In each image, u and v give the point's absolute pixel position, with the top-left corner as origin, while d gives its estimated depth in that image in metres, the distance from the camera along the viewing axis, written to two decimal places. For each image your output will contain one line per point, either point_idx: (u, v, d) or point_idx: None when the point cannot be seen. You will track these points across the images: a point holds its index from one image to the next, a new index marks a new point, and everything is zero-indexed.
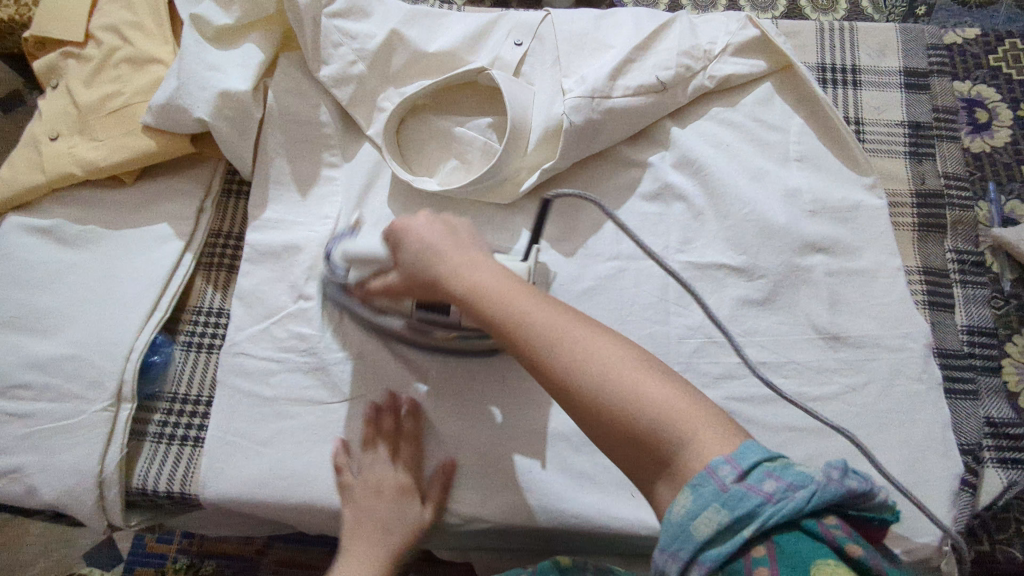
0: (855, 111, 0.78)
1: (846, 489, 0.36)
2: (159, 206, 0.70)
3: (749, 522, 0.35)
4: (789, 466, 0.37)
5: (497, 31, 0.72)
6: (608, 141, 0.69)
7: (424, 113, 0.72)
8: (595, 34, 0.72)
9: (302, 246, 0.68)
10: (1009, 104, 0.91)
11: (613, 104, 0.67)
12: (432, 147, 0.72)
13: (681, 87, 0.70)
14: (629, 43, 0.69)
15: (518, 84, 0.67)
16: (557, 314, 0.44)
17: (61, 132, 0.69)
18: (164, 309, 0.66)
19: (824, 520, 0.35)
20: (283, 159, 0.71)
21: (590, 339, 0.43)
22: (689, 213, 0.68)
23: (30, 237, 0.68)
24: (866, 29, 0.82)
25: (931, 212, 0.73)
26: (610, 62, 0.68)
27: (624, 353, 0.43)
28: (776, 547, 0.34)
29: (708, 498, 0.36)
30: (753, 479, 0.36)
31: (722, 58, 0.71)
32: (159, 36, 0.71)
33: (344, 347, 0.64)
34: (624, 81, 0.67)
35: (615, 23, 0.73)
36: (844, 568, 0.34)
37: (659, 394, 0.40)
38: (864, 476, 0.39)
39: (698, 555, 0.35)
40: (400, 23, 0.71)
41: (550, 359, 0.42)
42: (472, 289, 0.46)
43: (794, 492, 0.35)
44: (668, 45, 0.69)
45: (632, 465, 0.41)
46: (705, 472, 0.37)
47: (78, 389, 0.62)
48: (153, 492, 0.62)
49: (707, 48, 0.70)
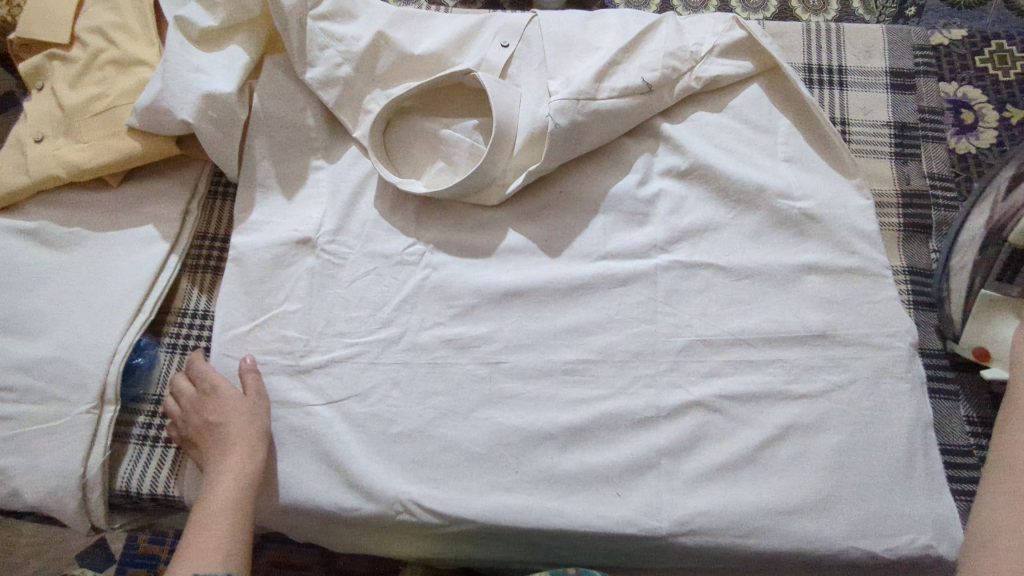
0: (841, 112, 0.78)
1: None
2: (144, 206, 0.70)
3: None
4: None
5: (484, 32, 0.72)
6: (594, 142, 0.69)
7: (412, 115, 0.72)
8: (582, 35, 0.72)
9: (289, 247, 0.68)
10: (995, 105, 0.90)
11: (598, 105, 0.66)
12: (419, 148, 0.72)
13: (668, 88, 0.70)
14: (617, 44, 0.69)
15: (504, 87, 0.68)
16: None
17: (46, 133, 0.69)
18: (148, 311, 0.66)
19: None
20: (268, 161, 0.71)
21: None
22: (674, 215, 0.68)
23: (14, 239, 0.68)
24: (853, 30, 0.82)
25: (917, 212, 0.74)
26: (595, 65, 0.67)
27: None
28: None
29: None
30: None
31: (710, 59, 0.70)
32: (145, 38, 0.71)
33: (329, 350, 0.65)
34: (610, 82, 0.67)
35: (603, 23, 0.73)
36: None
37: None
38: None
39: None
40: (387, 25, 0.71)
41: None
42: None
43: None
44: (654, 47, 0.69)
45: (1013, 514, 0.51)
46: None
47: (62, 391, 0.62)
48: (137, 494, 0.62)
49: (694, 48, 0.70)
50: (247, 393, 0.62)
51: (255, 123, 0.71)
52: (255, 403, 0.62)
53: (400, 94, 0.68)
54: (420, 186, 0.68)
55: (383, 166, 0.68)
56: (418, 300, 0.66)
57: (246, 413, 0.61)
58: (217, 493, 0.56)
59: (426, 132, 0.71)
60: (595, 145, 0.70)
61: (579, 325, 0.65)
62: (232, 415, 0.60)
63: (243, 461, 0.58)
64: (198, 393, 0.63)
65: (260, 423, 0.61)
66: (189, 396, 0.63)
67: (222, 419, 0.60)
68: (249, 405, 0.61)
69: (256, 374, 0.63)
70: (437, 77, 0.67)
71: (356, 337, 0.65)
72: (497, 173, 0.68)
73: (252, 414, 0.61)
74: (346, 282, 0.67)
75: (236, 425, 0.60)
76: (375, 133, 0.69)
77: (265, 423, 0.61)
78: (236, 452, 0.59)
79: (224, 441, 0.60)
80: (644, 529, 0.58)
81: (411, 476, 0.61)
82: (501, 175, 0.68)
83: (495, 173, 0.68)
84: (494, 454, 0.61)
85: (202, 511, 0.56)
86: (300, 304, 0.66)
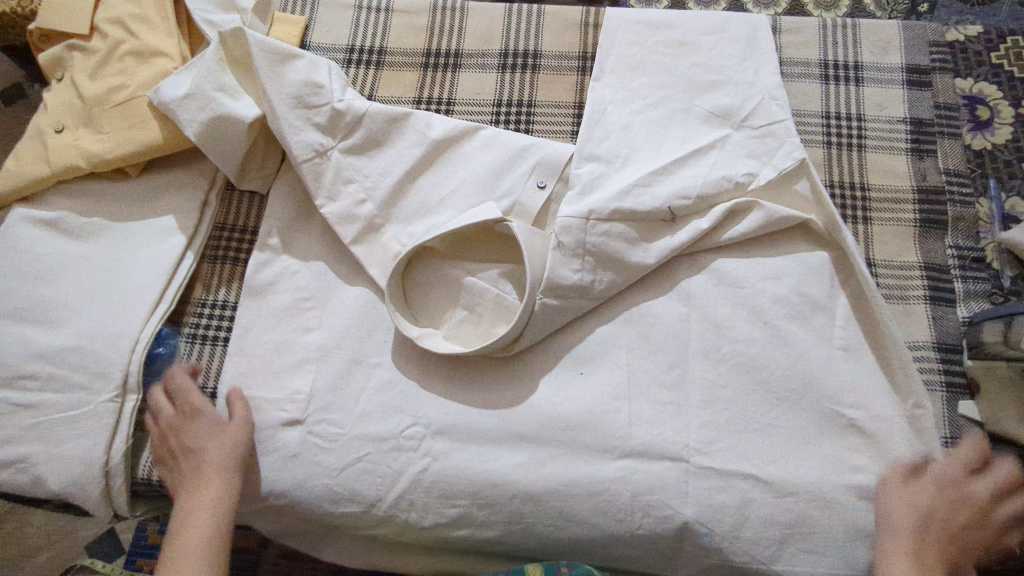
0: (857, 108, 0.78)
1: None
2: (163, 198, 0.71)
3: None
4: None
5: (524, 162, 0.67)
6: (612, 287, 0.62)
7: (435, 258, 0.66)
8: (626, 129, 0.68)
9: (310, 244, 0.69)
10: (1011, 101, 0.90)
11: (610, 227, 0.62)
12: (440, 295, 0.65)
13: (704, 210, 0.64)
14: (650, 164, 0.65)
15: (529, 233, 0.62)
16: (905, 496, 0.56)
17: (66, 124, 0.70)
18: (167, 303, 0.66)
19: None
20: (290, 218, 0.70)
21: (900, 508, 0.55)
22: (703, 270, 0.64)
23: (35, 229, 0.68)
24: (869, 26, 0.82)
25: (933, 209, 0.74)
26: (619, 184, 0.63)
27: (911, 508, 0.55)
28: None
29: None
30: None
31: (761, 197, 0.65)
32: (165, 30, 0.72)
33: (346, 341, 0.65)
34: (655, 189, 0.63)
35: (654, 115, 0.69)
36: None
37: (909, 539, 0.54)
38: None
39: None
40: (407, 118, 0.68)
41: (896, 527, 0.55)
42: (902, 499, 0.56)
43: None
44: (707, 165, 0.64)
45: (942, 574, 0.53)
46: None
47: (84, 379, 0.62)
48: (158, 482, 0.63)
49: (741, 180, 0.64)
50: (210, 420, 0.61)
51: (284, 170, 0.71)
52: (237, 428, 0.61)
53: (425, 241, 0.62)
54: (442, 344, 0.62)
55: (401, 317, 0.62)
56: (431, 292, 0.66)
57: (224, 432, 0.60)
58: (193, 528, 0.56)
59: (447, 281, 0.65)
60: (614, 291, 0.63)
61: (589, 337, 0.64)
62: (212, 446, 0.59)
63: (225, 487, 0.58)
64: (169, 414, 0.63)
65: (243, 437, 0.60)
66: (167, 406, 0.63)
67: (206, 443, 0.60)
68: (229, 436, 0.60)
69: (245, 402, 0.62)
70: (469, 224, 0.61)
71: (373, 329, 0.65)
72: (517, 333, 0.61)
73: (229, 438, 0.60)
74: (363, 277, 0.67)
75: (212, 449, 0.59)
76: (394, 285, 0.63)
77: (232, 439, 0.60)
78: (214, 479, 0.58)
79: (203, 467, 0.59)
80: (662, 520, 0.57)
81: (427, 466, 0.60)
82: (528, 337, 0.62)
83: (515, 333, 0.61)
84: (511, 445, 0.60)
85: (177, 547, 0.55)
86: (314, 299, 0.66)
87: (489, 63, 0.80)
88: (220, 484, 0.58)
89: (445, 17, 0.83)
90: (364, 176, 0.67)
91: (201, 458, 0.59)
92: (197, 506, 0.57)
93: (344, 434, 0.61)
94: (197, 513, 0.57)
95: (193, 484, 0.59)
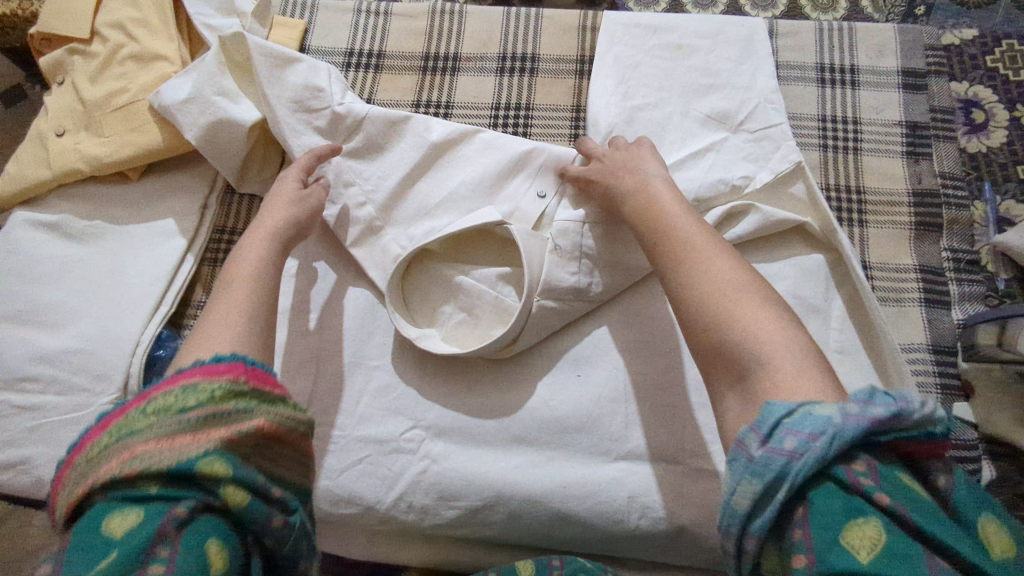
0: (853, 111, 0.79)
1: (871, 419, 0.35)
2: (164, 201, 0.71)
3: (781, 484, 0.35)
4: (809, 413, 0.37)
5: (523, 170, 0.67)
6: (609, 289, 0.63)
7: (434, 260, 0.66)
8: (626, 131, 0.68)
9: (309, 246, 0.69)
10: (1006, 104, 0.91)
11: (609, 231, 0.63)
12: (438, 296, 0.66)
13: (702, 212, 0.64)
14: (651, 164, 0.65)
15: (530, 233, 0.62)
16: (730, 279, 0.48)
17: (67, 128, 0.70)
18: (168, 305, 0.67)
19: (853, 466, 0.35)
20: None
21: (731, 288, 0.47)
22: None
23: (36, 232, 0.69)
24: (866, 29, 0.83)
25: (928, 211, 0.74)
26: None
27: (743, 288, 0.48)
28: (812, 511, 0.35)
29: (827, 510, 0.34)
30: (853, 472, 0.35)
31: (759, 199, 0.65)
32: (165, 34, 0.72)
33: (345, 344, 0.65)
34: None
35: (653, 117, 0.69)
36: (875, 522, 0.34)
37: (766, 321, 0.45)
38: (907, 395, 0.37)
39: (746, 525, 0.37)
40: (406, 121, 0.68)
41: (699, 307, 0.48)
42: (709, 285, 0.48)
43: (812, 442, 0.35)
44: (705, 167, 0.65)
45: (705, 365, 0.47)
46: (835, 484, 0.35)
47: (85, 382, 0.63)
48: None
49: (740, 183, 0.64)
50: (287, 189, 0.62)
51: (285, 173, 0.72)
52: (309, 195, 0.63)
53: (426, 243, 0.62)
54: (440, 345, 0.62)
55: (400, 316, 0.62)
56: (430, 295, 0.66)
57: (295, 200, 0.62)
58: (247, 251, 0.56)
59: (446, 282, 0.65)
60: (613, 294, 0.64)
61: (589, 341, 0.64)
62: (280, 197, 0.62)
63: (284, 223, 0.60)
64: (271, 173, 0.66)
65: (313, 201, 0.63)
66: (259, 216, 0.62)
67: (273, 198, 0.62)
68: (297, 204, 0.61)
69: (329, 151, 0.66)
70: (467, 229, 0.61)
71: (372, 333, 0.66)
72: (515, 335, 0.61)
73: (299, 205, 0.62)
74: (363, 280, 0.68)
75: (285, 202, 0.61)
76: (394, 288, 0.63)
77: (299, 230, 0.61)
78: (272, 217, 0.60)
79: (267, 212, 0.61)
80: (658, 523, 0.58)
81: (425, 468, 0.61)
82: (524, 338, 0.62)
83: (513, 335, 0.61)
84: (508, 447, 0.61)
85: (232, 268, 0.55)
86: (313, 301, 0.67)
87: (487, 67, 0.80)
88: (282, 220, 0.60)
89: (443, 20, 0.83)
90: (364, 180, 0.67)
91: (276, 200, 0.61)
92: (252, 241, 0.58)
93: (344, 436, 0.62)
94: (251, 248, 0.57)
95: (266, 210, 0.61)
